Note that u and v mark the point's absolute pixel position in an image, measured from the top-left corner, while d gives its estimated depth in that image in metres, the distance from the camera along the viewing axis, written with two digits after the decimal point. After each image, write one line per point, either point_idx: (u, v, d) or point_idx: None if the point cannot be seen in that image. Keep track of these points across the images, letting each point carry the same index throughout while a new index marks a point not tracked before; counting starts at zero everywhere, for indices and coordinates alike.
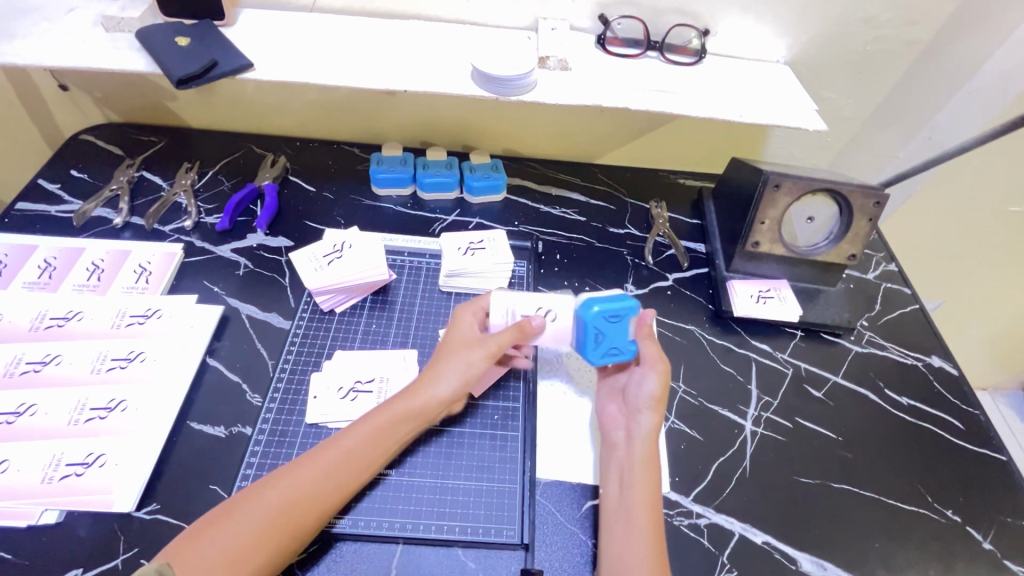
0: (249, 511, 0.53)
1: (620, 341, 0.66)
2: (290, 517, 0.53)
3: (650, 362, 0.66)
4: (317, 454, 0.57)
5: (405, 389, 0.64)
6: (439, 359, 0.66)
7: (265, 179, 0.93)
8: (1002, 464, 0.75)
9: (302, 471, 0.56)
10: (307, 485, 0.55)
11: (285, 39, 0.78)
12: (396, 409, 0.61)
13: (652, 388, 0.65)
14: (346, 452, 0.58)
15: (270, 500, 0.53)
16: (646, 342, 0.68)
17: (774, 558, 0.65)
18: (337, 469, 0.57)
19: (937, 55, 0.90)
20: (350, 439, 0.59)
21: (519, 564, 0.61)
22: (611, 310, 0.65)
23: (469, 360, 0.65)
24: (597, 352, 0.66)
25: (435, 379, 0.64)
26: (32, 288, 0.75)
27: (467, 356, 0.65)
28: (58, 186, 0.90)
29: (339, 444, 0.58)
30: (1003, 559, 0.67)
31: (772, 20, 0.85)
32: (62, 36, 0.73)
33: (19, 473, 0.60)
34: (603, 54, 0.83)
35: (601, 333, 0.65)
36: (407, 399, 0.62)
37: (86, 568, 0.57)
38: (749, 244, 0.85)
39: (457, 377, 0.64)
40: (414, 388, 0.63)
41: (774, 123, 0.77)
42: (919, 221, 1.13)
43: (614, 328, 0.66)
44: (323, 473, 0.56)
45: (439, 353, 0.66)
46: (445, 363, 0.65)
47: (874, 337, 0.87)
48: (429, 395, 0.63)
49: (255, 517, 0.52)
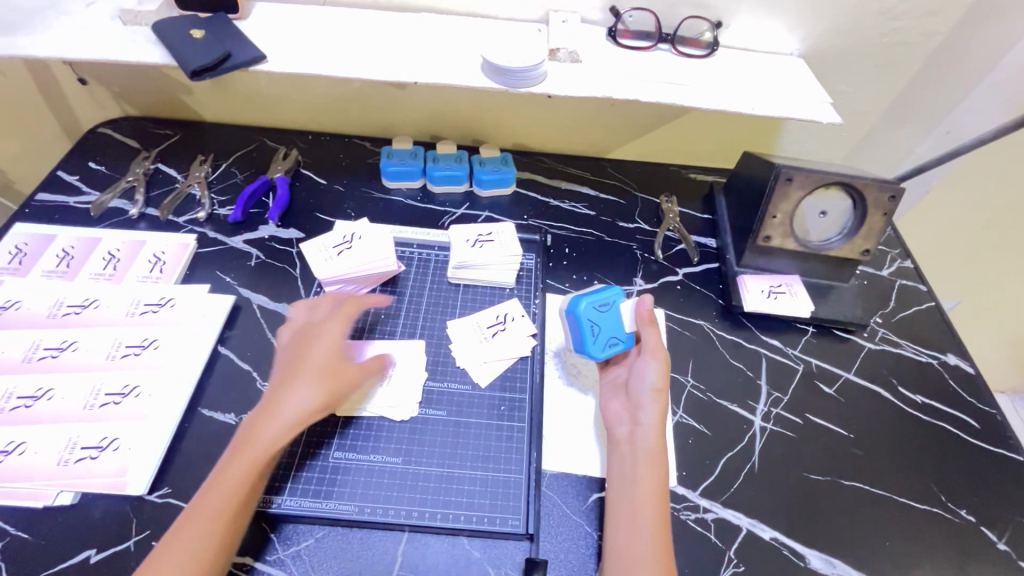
0: (190, 529, 0.52)
1: (617, 331, 0.70)
2: (219, 527, 0.53)
3: (652, 351, 0.68)
4: (232, 460, 0.56)
5: (285, 382, 0.61)
6: (285, 384, 0.61)
7: (277, 171, 0.94)
8: (1018, 464, 0.74)
9: (224, 482, 0.55)
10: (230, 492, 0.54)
11: (298, 32, 0.79)
12: (289, 405, 0.59)
13: (653, 378, 0.66)
14: (258, 453, 0.57)
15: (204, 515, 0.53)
16: (648, 330, 0.70)
17: (782, 554, 0.65)
18: (249, 469, 0.56)
19: (956, 47, 0.89)
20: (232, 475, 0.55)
21: (523, 554, 0.61)
22: (597, 301, 0.70)
23: (319, 390, 0.61)
24: (598, 345, 0.69)
25: (315, 375, 0.61)
26: (51, 276, 0.77)
27: (322, 371, 0.62)
28: (77, 177, 0.92)
29: (251, 445, 0.57)
30: (1018, 561, 0.66)
31: (786, 12, 0.84)
32: (81, 30, 0.74)
33: (37, 454, 0.62)
34: (614, 46, 0.83)
35: (596, 325, 0.69)
36: (299, 393, 0.60)
37: (99, 548, 0.58)
38: (760, 238, 0.84)
39: (327, 380, 0.61)
40: (301, 377, 0.61)
41: (787, 115, 0.76)
42: (936, 218, 1.11)
43: (606, 320, 0.70)
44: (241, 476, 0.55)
45: (285, 378, 0.62)
46: (307, 368, 0.62)
47: (888, 334, 0.86)
48: (316, 390, 0.60)
49: (197, 533, 0.52)
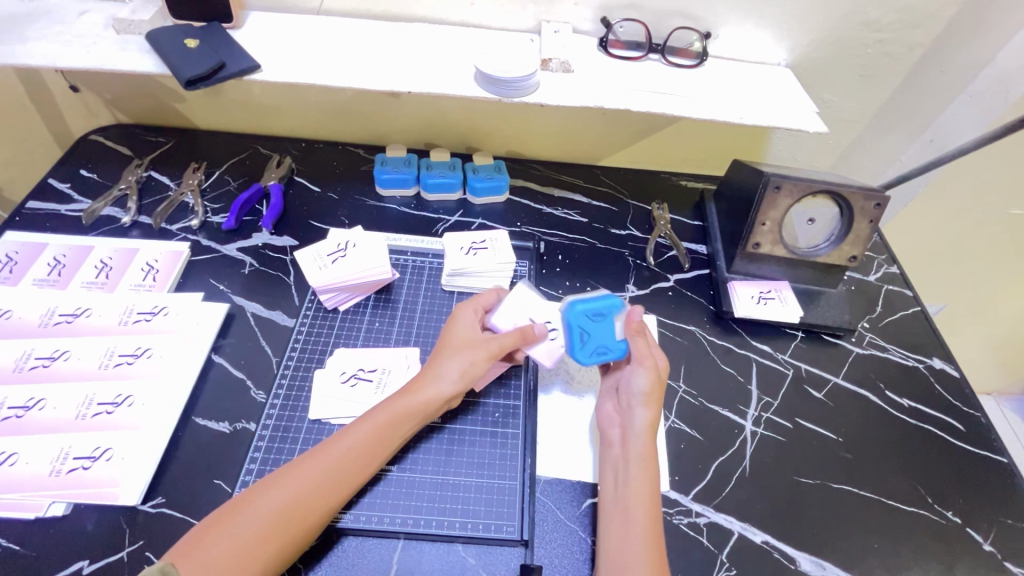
0: (255, 510, 0.53)
1: (606, 340, 0.69)
2: (292, 516, 0.54)
3: (639, 358, 0.67)
4: (319, 451, 0.58)
5: (405, 387, 0.64)
6: (440, 357, 0.66)
7: (271, 179, 0.94)
8: (1003, 466, 0.75)
9: (305, 470, 0.56)
10: (309, 483, 0.55)
11: (292, 41, 0.79)
12: (398, 407, 0.62)
13: (641, 384, 0.66)
14: (352, 449, 0.59)
15: (275, 497, 0.54)
16: (636, 338, 0.69)
17: (774, 558, 0.65)
18: (339, 462, 0.58)
19: (937, 58, 0.91)
20: (349, 438, 0.59)
21: (518, 560, 0.61)
22: (594, 308, 0.70)
23: (471, 359, 0.66)
24: (584, 352, 0.69)
25: (439, 376, 0.65)
26: (42, 285, 0.77)
27: (470, 354, 0.66)
28: (68, 185, 0.91)
29: (342, 441, 0.59)
30: (1003, 561, 0.68)
31: (772, 24, 0.86)
32: (73, 38, 0.74)
33: (28, 465, 0.61)
34: (605, 56, 0.84)
35: (585, 332, 0.69)
36: (415, 396, 0.63)
37: (92, 559, 0.58)
38: (750, 245, 0.85)
39: (459, 377, 0.65)
40: (424, 379, 0.65)
41: (775, 124, 0.78)
42: (921, 224, 1.14)
43: (597, 327, 0.70)
44: (327, 470, 0.57)
45: (440, 350, 0.67)
46: (446, 362, 0.66)
47: (875, 338, 0.87)
48: (430, 393, 0.64)
49: (259, 515, 0.53)
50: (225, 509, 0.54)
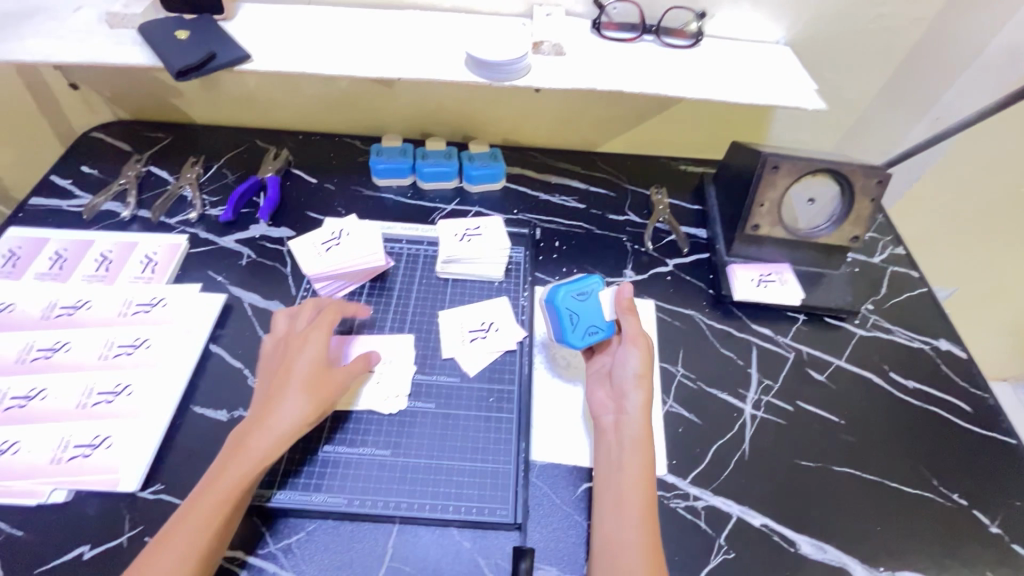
0: (151, 570, 0.50)
1: (596, 319, 0.70)
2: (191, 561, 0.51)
3: (632, 338, 0.68)
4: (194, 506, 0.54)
5: (250, 424, 0.59)
6: (272, 391, 0.61)
7: (268, 171, 0.94)
8: (1011, 447, 0.74)
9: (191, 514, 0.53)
10: (200, 522, 0.53)
11: (284, 31, 0.79)
12: (258, 430, 0.58)
13: (635, 366, 0.66)
14: (240, 478, 0.56)
15: (162, 567, 0.50)
16: (628, 317, 0.69)
17: (773, 541, 0.65)
18: (212, 515, 0.54)
19: (941, 32, 0.89)
20: (218, 489, 0.55)
21: (512, 544, 0.61)
22: (574, 289, 0.71)
23: (302, 393, 0.61)
24: (576, 333, 0.69)
25: (278, 413, 0.59)
26: (44, 279, 0.78)
27: (296, 389, 0.61)
28: (70, 182, 0.93)
29: (211, 493, 0.55)
30: (1011, 544, 0.66)
31: (769, 1, 0.84)
32: (68, 34, 0.75)
33: (30, 453, 0.62)
34: (599, 38, 0.83)
35: (573, 313, 0.70)
36: (274, 410, 0.60)
37: (93, 544, 0.59)
38: (749, 227, 0.84)
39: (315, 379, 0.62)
40: (277, 391, 0.61)
41: (772, 102, 0.76)
42: (929, 205, 1.11)
43: (585, 308, 0.70)
44: (203, 526, 0.53)
45: (272, 384, 0.62)
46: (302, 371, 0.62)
47: (879, 320, 0.86)
48: (289, 403, 0.60)
49: (160, 569, 0.50)
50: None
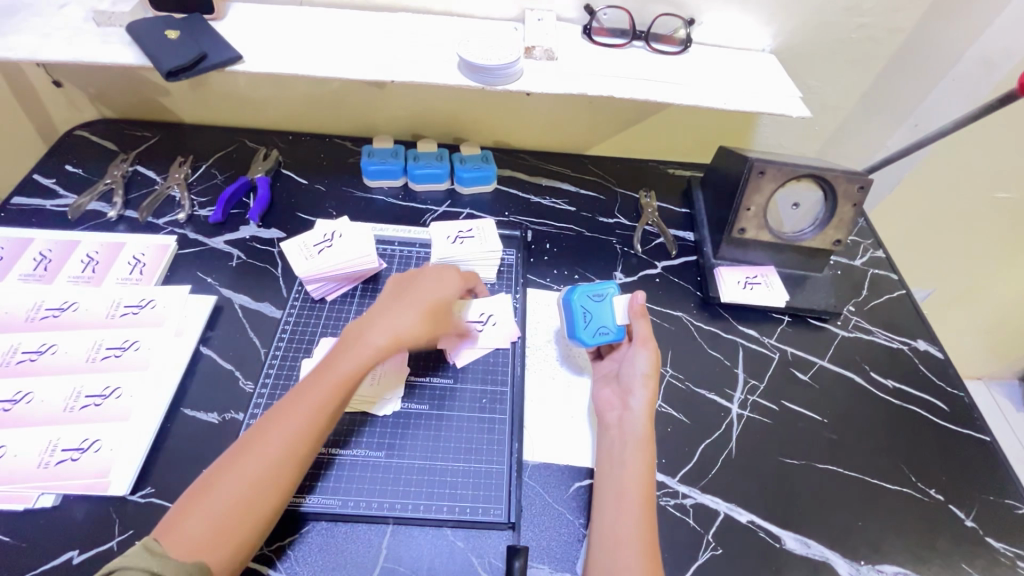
0: (238, 472, 0.54)
1: (608, 321, 0.72)
2: (266, 484, 0.54)
3: (642, 340, 0.69)
4: (288, 408, 0.58)
5: (356, 337, 0.64)
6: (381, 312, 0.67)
7: (258, 172, 0.94)
8: (985, 444, 0.76)
9: (269, 436, 0.56)
10: (280, 446, 0.55)
11: (275, 32, 0.79)
12: (356, 356, 0.62)
13: (643, 366, 0.67)
14: (328, 391, 0.59)
15: (253, 462, 0.54)
16: (639, 321, 0.70)
17: (759, 537, 0.66)
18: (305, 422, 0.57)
19: (920, 42, 0.91)
20: (313, 398, 0.59)
21: (505, 543, 0.62)
22: (593, 291, 0.74)
23: (412, 313, 0.66)
24: (587, 331, 0.72)
25: (379, 329, 0.64)
26: (29, 280, 0.77)
27: (407, 309, 0.66)
28: (53, 181, 0.91)
29: (304, 400, 0.59)
30: (985, 537, 0.69)
31: (756, 9, 0.86)
32: (53, 32, 0.74)
33: (16, 458, 0.62)
34: (589, 44, 0.84)
35: (587, 312, 0.73)
36: (369, 344, 0.63)
37: (82, 549, 0.58)
38: (735, 230, 0.86)
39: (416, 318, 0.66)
40: (371, 329, 0.64)
41: (758, 109, 0.78)
42: (907, 210, 1.14)
43: (599, 310, 0.73)
44: (295, 430, 0.57)
45: (380, 307, 0.67)
46: (399, 307, 0.66)
47: (861, 322, 0.88)
48: (386, 335, 0.64)
49: (236, 483, 0.53)
50: (202, 482, 0.53)
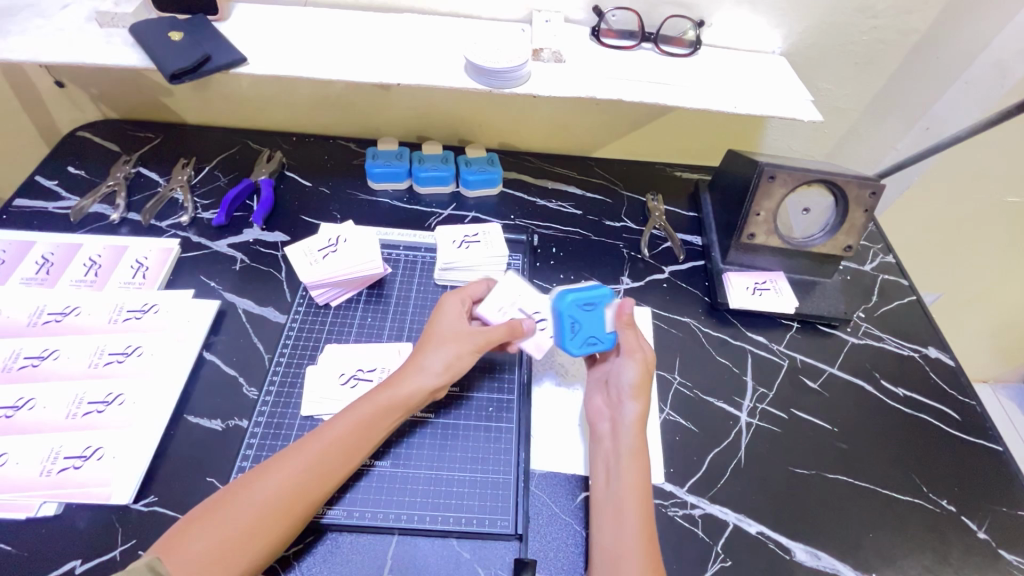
0: (245, 496, 0.53)
1: (597, 330, 0.69)
2: (273, 512, 0.53)
3: (629, 351, 0.67)
4: (309, 440, 0.58)
5: (388, 378, 0.64)
6: (421, 350, 0.66)
7: (261, 174, 0.93)
8: (997, 453, 0.75)
9: (287, 464, 0.56)
10: (296, 476, 0.55)
11: (280, 34, 0.78)
12: (381, 401, 0.62)
13: (630, 376, 0.66)
14: (349, 431, 0.59)
15: (262, 489, 0.54)
16: (626, 332, 0.68)
17: (768, 548, 0.65)
18: (322, 455, 0.57)
19: (933, 44, 0.90)
20: (334, 433, 0.59)
21: (512, 555, 0.61)
22: (584, 298, 0.68)
23: (456, 352, 0.65)
24: (574, 342, 0.69)
25: (414, 374, 0.64)
26: (31, 284, 0.76)
27: (453, 348, 0.66)
28: (56, 182, 0.90)
29: (325, 434, 0.58)
30: (997, 548, 0.68)
31: (767, 11, 0.84)
32: (55, 33, 0.73)
33: (19, 465, 0.61)
34: (597, 46, 0.83)
35: (577, 323, 0.68)
36: (397, 392, 0.62)
37: (84, 558, 0.58)
38: (745, 235, 0.85)
39: (443, 370, 0.65)
40: (403, 374, 0.64)
41: (770, 113, 0.77)
42: (917, 213, 1.13)
43: (589, 318, 0.69)
44: (310, 463, 0.56)
45: (422, 344, 0.67)
46: (430, 355, 0.65)
47: (870, 328, 0.87)
48: (414, 385, 0.63)
49: (247, 506, 0.53)
50: (213, 502, 0.53)
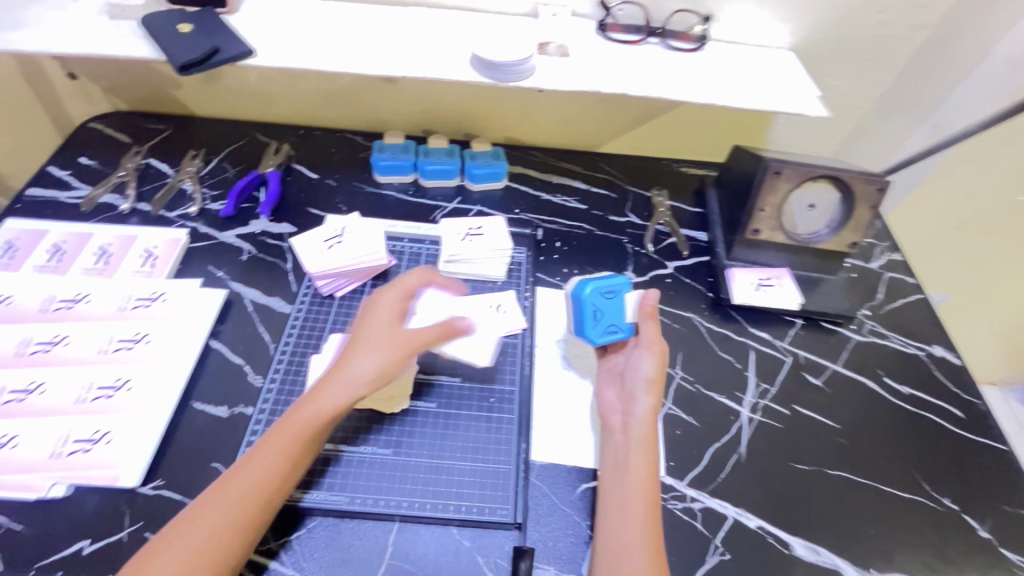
0: (220, 499, 0.53)
1: (618, 318, 0.71)
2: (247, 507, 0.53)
3: (648, 343, 0.68)
4: (270, 437, 0.57)
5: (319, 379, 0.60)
6: (352, 349, 0.61)
7: (269, 166, 0.94)
8: (1002, 453, 0.75)
9: (251, 464, 0.55)
10: (263, 472, 0.55)
11: (289, 26, 0.79)
12: (317, 397, 0.58)
13: (647, 370, 0.67)
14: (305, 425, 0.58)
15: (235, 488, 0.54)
16: (647, 322, 0.70)
17: (767, 542, 0.66)
18: (285, 449, 0.56)
19: (943, 40, 0.89)
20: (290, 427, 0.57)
21: (512, 544, 0.61)
22: (606, 286, 0.71)
23: (387, 352, 0.60)
24: (597, 329, 0.70)
25: (346, 373, 0.59)
26: (43, 271, 0.77)
27: (386, 347, 0.60)
28: (68, 173, 0.92)
29: (283, 429, 0.57)
30: (999, 547, 0.67)
31: (774, 5, 0.84)
32: (68, 24, 0.74)
33: (29, 448, 0.62)
34: (604, 40, 0.83)
35: (598, 310, 0.70)
36: (331, 391, 0.59)
37: (93, 539, 0.59)
38: (749, 231, 0.85)
39: (375, 369, 0.60)
40: (334, 374, 0.59)
41: (775, 108, 0.77)
42: (925, 212, 1.12)
43: (611, 306, 0.71)
44: (275, 458, 0.56)
45: (353, 341, 0.62)
46: (359, 354, 0.60)
47: (875, 325, 0.87)
48: (345, 386, 0.59)
49: (222, 507, 0.53)
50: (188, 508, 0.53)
